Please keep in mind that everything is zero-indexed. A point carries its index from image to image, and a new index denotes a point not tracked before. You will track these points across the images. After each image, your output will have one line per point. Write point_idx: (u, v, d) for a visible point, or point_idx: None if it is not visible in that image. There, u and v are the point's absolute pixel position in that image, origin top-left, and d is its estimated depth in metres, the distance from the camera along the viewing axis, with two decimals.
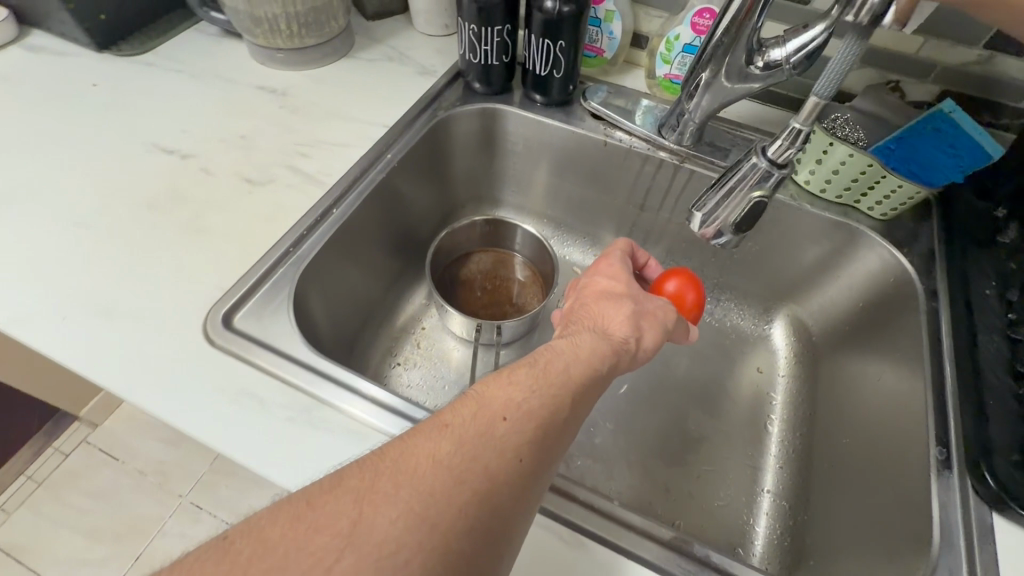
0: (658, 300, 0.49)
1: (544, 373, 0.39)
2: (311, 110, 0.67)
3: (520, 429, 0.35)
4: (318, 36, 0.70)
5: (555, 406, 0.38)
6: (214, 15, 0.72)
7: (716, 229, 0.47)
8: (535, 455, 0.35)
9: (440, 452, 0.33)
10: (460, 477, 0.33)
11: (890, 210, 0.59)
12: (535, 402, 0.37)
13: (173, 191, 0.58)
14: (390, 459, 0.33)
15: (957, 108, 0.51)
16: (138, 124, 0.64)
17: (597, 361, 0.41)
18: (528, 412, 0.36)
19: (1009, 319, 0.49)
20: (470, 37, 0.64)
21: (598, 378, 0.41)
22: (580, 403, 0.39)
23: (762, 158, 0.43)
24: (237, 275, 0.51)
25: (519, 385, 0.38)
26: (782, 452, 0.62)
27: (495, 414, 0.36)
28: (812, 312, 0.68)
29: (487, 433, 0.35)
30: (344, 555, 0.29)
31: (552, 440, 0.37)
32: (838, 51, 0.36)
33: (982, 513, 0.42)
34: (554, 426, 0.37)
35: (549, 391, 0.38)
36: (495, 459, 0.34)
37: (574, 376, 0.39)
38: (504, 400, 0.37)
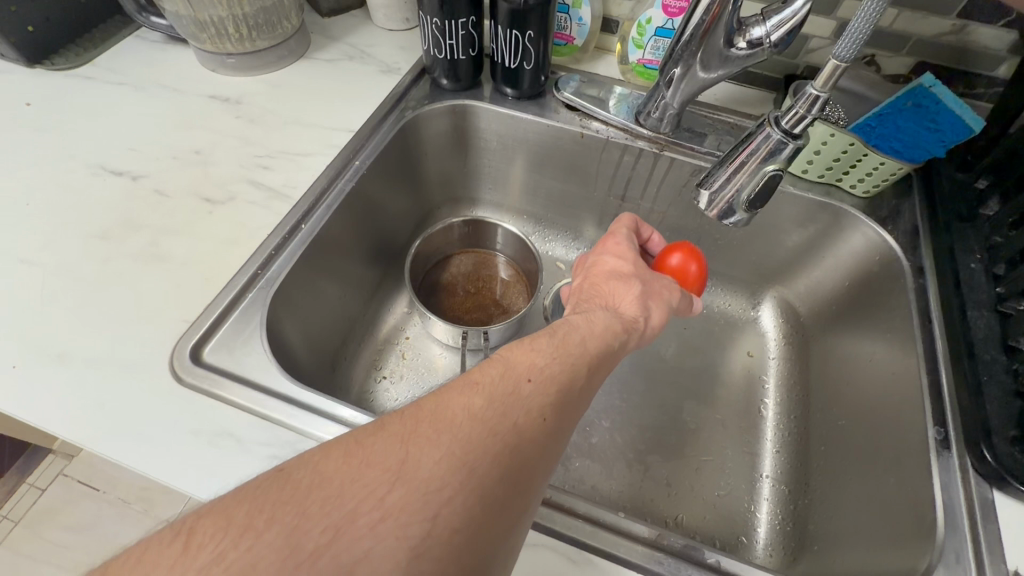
0: (666, 284, 0.46)
1: (566, 343, 0.37)
2: (269, 119, 0.63)
3: (546, 390, 0.34)
4: (271, 38, 0.65)
5: (578, 364, 0.36)
6: (155, 21, 0.67)
7: (726, 206, 0.46)
8: (560, 414, 0.34)
9: (475, 401, 0.32)
10: (491, 429, 0.31)
11: (872, 186, 0.58)
12: (558, 367, 0.35)
13: (126, 216, 0.54)
14: (426, 407, 0.32)
15: (937, 84, 0.48)
16: (82, 144, 0.59)
17: (614, 332, 0.39)
18: (553, 375, 0.34)
19: (998, 294, 0.49)
20: (434, 32, 0.61)
21: (615, 338, 0.39)
22: (602, 362, 0.38)
23: (776, 129, 0.41)
24: (204, 302, 0.48)
25: (544, 344, 0.36)
26: (778, 436, 0.62)
27: (520, 374, 0.34)
28: (799, 293, 0.68)
29: (513, 394, 0.32)
30: (396, 487, 0.28)
31: (576, 401, 0.35)
32: (862, 10, 0.32)
33: (983, 491, 0.41)
34: (578, 387, 0.35)
35: (570, 354, 0.36)
36: (525, 416, 0.32)
37: (592, 343, 0.38)
38: (529, 361, 0.35)
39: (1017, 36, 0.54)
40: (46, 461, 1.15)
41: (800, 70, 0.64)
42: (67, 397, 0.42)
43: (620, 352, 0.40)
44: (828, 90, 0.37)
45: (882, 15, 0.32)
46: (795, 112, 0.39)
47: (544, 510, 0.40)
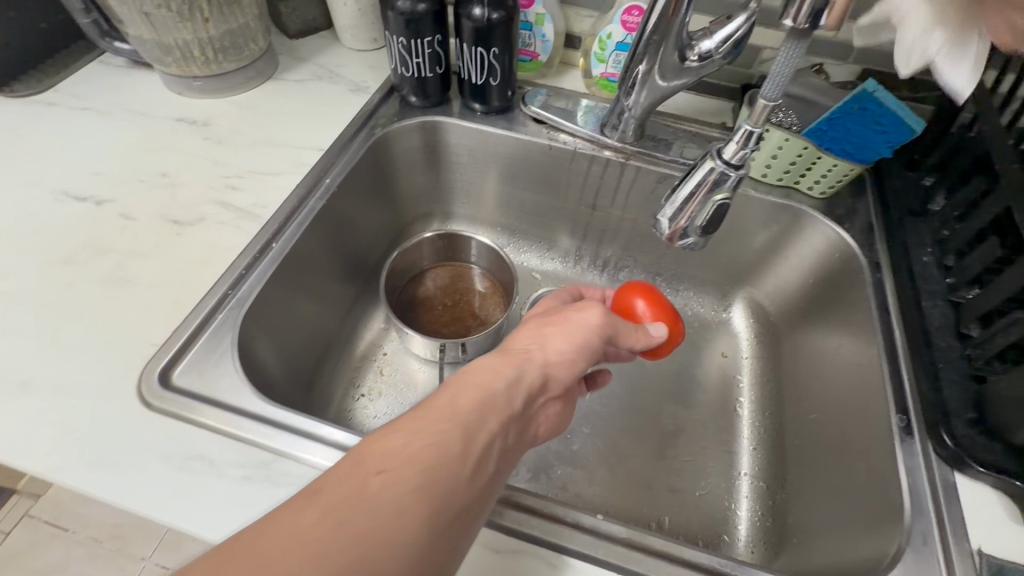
0: (576, 314, 0.44)
1: (434, 413, 0.34)
2: (239, 140, 0.63)
3: (402, 476, 0.30)
4: (238, 61, 0.66)
5: (444, 437, 0.33)
6: (120, 46, 0.67)
7: (682, 231, 0.44)
8: (426, 502, 0.30)
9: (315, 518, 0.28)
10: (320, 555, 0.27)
11: (828, 188, 0.61)
12: (418, 445, 0.32)
13: (91, 242, 0.53)
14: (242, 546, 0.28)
15: (879, 88, 0.52)
16: (45, 170, 0.58)
17: (499, 381, 0.37)
18: (409, 457, 0.31)
19: (948, 284, 0.52)
20: (400, 50, 0.62)
21: (498, 393, 0.37)
22: (482, 425, 0.35)
23: (718, 161, 0.41)
24: (171, 326, 0.47)
25: (401, 427, 0.33)
26: (754, 433, 0.63)
27: (370, 469, 0.30)
28: (767, 293, 0.70)
29: (355, 495, 0.29)
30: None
31: (451, 480, 0.32)
32: (780, 56, 0.33)
33: (945, 474, 0.43)
34: (448, 463, 0.32)
35: (437, 425, 0.33)
36: (375, 517, 0.28)
37: (470, 404, 0.35)
38: (384, 448, 0.32)
39: None
40: (10, 503, 1.10)
41: (755, 79, 0.67)
42: (30, 428, 0.41)
43: (516, 404, 0.37)
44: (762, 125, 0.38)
45: (803, 58, 0.33)
46: (735, 145, 0.39)
47: (522, 516, 0.40)
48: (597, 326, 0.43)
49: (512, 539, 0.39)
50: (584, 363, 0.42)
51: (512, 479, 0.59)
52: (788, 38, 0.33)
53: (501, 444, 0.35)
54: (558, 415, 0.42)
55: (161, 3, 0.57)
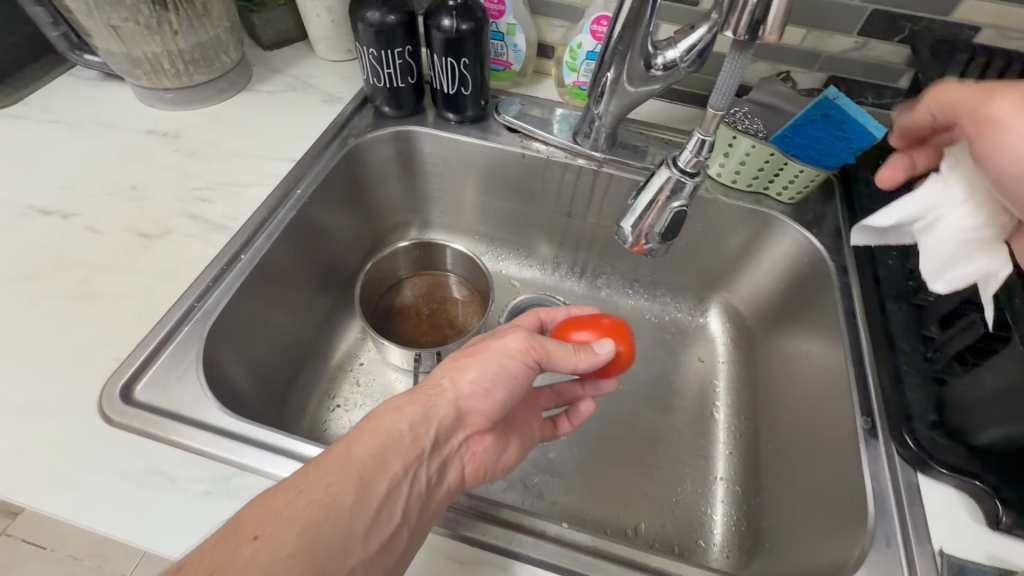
0: (496, 340, 0.42)
1: (327, 466, 0.34)
2: (209, 152, 0.63)
3: (279, 539, 0.30)
4: (209, 73, 0.66)
5: (332, 492, 0.32)
6: (90, 58, 0.66)
7: (644, 238, 0.45)
8: (305, 564, 0.30)
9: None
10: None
11: (796, 193, 0.62)
12: (301, 503, 0.31)
13: (55, 256, 0.52)
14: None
15: (840, 96, 0.52)
16: (11, 185, 0.58)
17: (404, 423, 0.37)
18: (291, 517, 0.31)
19: (912, 287, 0.53)
20: (371, 61, 0.62)
21: (399, 440, 0.36)
22: (378, 475, 0.34)
23: (673, 170, 0.41)
24: (135, 341, 0.47)
25: (288, 484, 0.33)
26: (729, 438, 0.63)
27: (247, 533, 0.30)
28: (742, 297, 0.70)
29: (225, 563, 0.29)
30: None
31: (336, 538, 0.31)
32: (726, 66, 0.35)
33: (908, 475, 0.43)
34: (334, 520, 0.32)
35: (326, 481, 0.33)
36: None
37: (366, 454, 0.35)
38: (262, 510, 0.31)
39: (910, 51, 0.59)
40: None
41: None
42: None
43: (422, 447, 0.37)
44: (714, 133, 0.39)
45: (747, 70, 0.34)
46: (689, 153, 0.40)
47: (486, 525, 0.40)
48: (521, 356, 0.41)
49: (476, 549, 0.39)
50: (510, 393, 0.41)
51: (488, 488, 0.59)
52: (731, 51, 0.34)
53: (404, 487, 0.35)
54: (483, 449, 0.41)
55: (129, 15, 0.57)
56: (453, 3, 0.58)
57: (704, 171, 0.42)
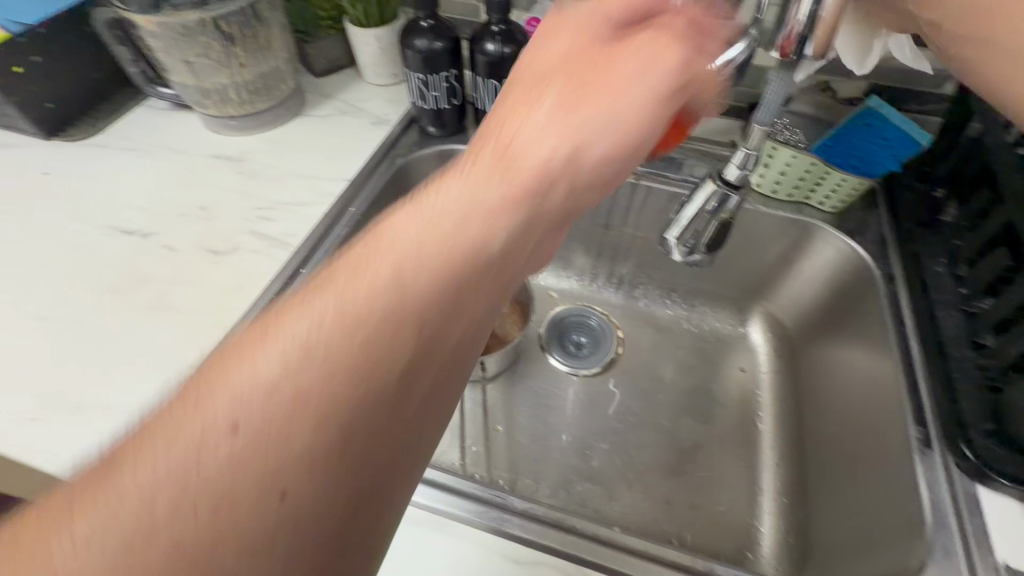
0: (625, 60, 0.32)
1: (338, 307, 0.25)
2: (269, 173, 0.67)
3: (270, 432, 0.22)
4: (268, 100, 0.70)
5: (351, 348, 0.24)
6: (163, 91, 0.72)
7: (688, 249, 0.47)
8: (332, 455, 0.23)
9: (132, 488, 0.21)
10: (137, 559, 0.20)
11: (839, 202, 0.62)
12: (314, 375, 0.23)
13: (136, 273, 0.58)
14: (37, 511, 0.22)
15: (882, 104, 0.55)
16: (95, 207, 0.64)
17: (457, 221, 0.28)
18: (298, 400, 0.23)
19: (962, 293, 0.52)
20: (418, 85, 0.66)
21: (441, 260, 0.27)
22: (432, 325, 0.26)
23: (718, 183, 0.43)
24: (210, 348, 0.51)
25: (274, 336, 0.24)
26: (774, 449, 0.62)
27: (233, 416, 0.22)
28: (783, 307, 0.70)
29: (202, 459, 0.22)
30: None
31: (360, 411, 0.24)
32: (772, 85, 0.39)
33: (966, 486, 0.43)
34: (369, 393, 0.24)
35: (340, 335, 0.24)
36: (227, 493, 0.22)
37: (397, 282, 0.26)
38: (240, 384, 0.23)
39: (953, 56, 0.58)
40: None
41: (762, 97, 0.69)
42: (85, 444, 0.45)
43: (485, 253, 0.28)
44: (758, 147, 0.42)
45: (791, 87, 0.39)
46: (735, 166, 0.42)
47: (541, 528, 0.42)
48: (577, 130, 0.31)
49: (530, 550, 0.41)
50: (568, 158, 0.30)
51: (532, 494, 0.60)
52: (776, 71, 0.38)
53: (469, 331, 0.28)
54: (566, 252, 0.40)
55: (201, 52, 0.63)
56: (497, 28, 0.61)
57: (747, 185, 0.44)
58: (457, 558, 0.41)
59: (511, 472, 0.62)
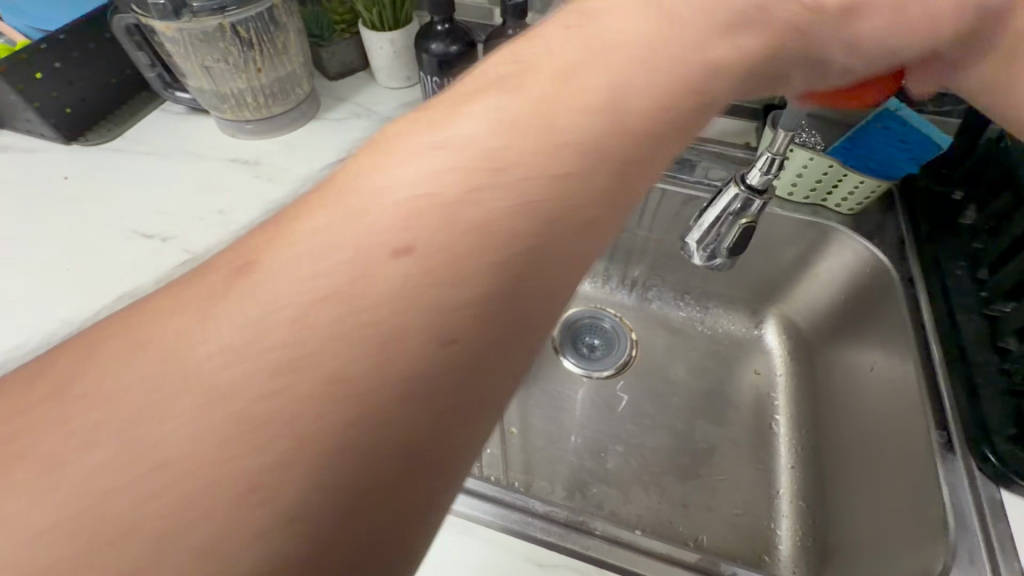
0: None
1: (507, 107, 0.23)
2: (285, 177, 0.68)
3: (436, 245, 0.21)
4: (284, 104, 0.71)
5: (533, 192, 0.22)
6: (180, 95, 0.73)
7: (713, 253, 0.50)
8: (508, 299, 0.22)
9: (283, 279, 0.20)
10: (286, 362, 0.19)
11: (856, 204, 0.62)
12: (497, 202, 0.22)
13: (159, 277, 0.58)
14: (143, 319, 0.21)
15: (903, 107, 0.53)
16: (116, 211, 0.64)
17: (633, 35, 0.25)
18: (479, 229, 0.22)
19: (982, 297, 0.52)
20: (433, 88, 0.66)
21: (603, 80, 0.24)
22: (609, 180, 0.24)
23: (742, 187, 0.46)
24: None
25: (449, 152, 0.22)
26: (791, 452, 0.62)
27: (406, 224, 0.21)
28: (798, 308, 0.70)
29: (376, 272, 0.21)
30: (50, 497, 0.18)
31: (531, 260, 0.22)
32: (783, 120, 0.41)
33: (989, 491, 0.43)
34: (543, 237, 0.23)
35: (506, 138, 0.23)
36: (392, 298, 0.20)
37: (570, 87, 0.23)
38: (399, 173, 0.22)
39: None
40: None
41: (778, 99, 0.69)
42: None
43: (656, 82, 0.24)
44: (782, 152, 0.44)
45: (798, 126, 0.40)
46: (758, 171, 0.45)
47: (560, 530, 0.42)
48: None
49: (552, 553, 0.41)
50: (725, 59, 0.26)
51: (547, 496, 0.60)
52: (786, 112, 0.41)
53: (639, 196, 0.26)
54: None
55: (220, 57, 0.64)
56: (513, 32, 0.61)
57: (771, 190, 0.47)
58: (477, 561, 0.41)
59: (526, 474, 0.62)
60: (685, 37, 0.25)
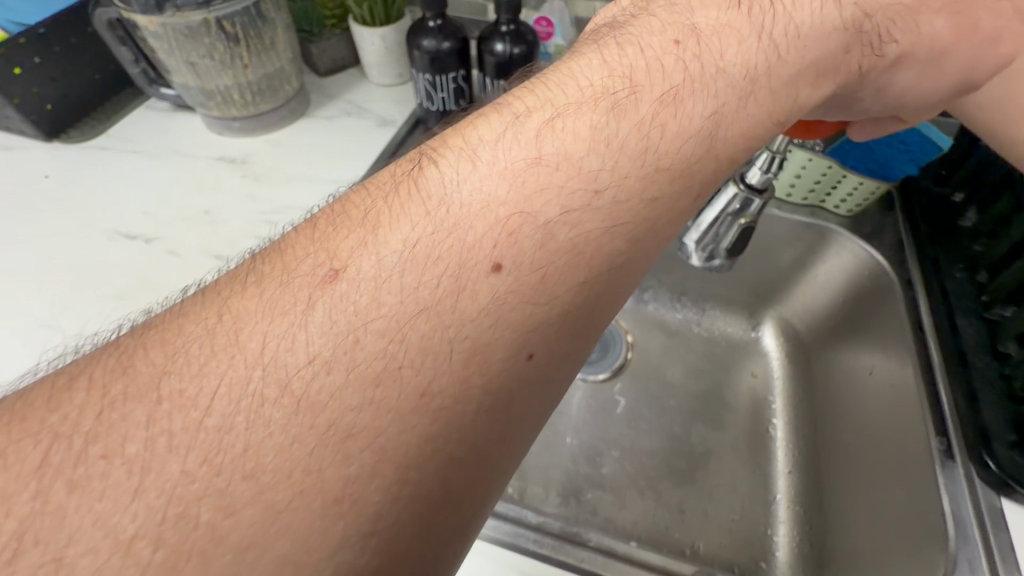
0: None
1: (604, 127, 0.28)
2: (275, 175, 0.66)
3: (524, 268, 0.26)
4: (273, 101, 0.69)
5: (599, 229, 0.27)
6: (165, 92, 0.71)
7: (711, 254, 0.49)
8: (573, 320, 0.27)
9: (381, 282, 0.24)
10: (378, 376, 0.23)
11: (855, 206, 0.61)
12: (572, 236, 0.26)
13: (141, 279, 0.57)
14: (234, 315, 0.24)
15: None
16: (98, 211, 0.63)
17: (723, 78, 0.29)
18: (554, 259, 0.26)
19: (982, 301, 0.51)
20: (425, 86, 0.65)
21: (650, 134, 0.28)
22: (657, 223, 0.28)
23: (741, 186, 0.45)
24: None
25: (531, 191, 0.26)
26: (788, 456, 0.62)
27: (493, 255, 0.25)
28: (797, 311, 0.69)
29: (467, 295, 0.25)
30: (134, 502, 0.20)
31: (591, 287, 0.27)
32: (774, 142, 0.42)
33: (990, 499, 0.42)
34: (605, 269, 0.27)
35: (598, 164, 0.27)
36: (478, 316, 0.25)
37: (657, 123, 0.28)
38: (498, 189, 0.26)
39: None
40: None
41: None
42: None
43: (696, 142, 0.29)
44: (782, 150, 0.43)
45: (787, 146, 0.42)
46: (757, 170, 0.44)
47: (553, 542, 0.41)
48: (842, 15, 0.32)
49: (546, 565, 0.40)
50: (782, 107, 0.31)
51: (541, 504, 0.59)
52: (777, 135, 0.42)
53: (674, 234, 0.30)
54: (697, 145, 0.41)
55: (205, 53, 0.63)
56: (506, 28, 0.60)
57: (770, 190, 0.46)
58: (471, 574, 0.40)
59: (520, 480, 0.61)
60: (759, 98, 0.30)
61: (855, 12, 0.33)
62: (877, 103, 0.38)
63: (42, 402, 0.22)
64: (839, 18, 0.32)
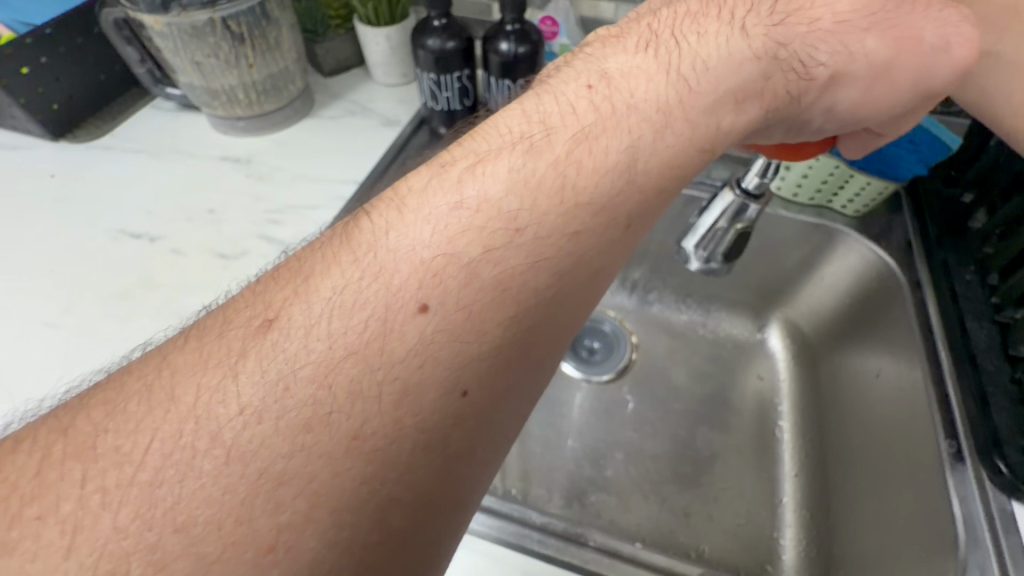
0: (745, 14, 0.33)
1: (521, 169, 0.28)
2: (279, 176, 0.66)
3: (450, 307, 0.25)
4: (277, 102, 0.69)
5: (526, 262, 0.27)
6: (170, 91, 0.71)
7: (708, 260, 0.49)
8: (510, 354, 0.27)
9: (310, 330, 0.25)
10: (307, 423, 0.23)
11: (863, 206, 0.61)
12: (505, 269, 0.26)
13: (143, 278, 0.57)
14: (173, 370, 0.24)
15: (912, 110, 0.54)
16: (103, 210, 0.63)
17: (633, 117, 0.30)
18: (490, 288, 0.26)
19: (993, 303, 0.51)
20: (430, 85, 0.65)
21: (565, 168, 0.28)
22: (595, 256, 0.28)
23: (737, 192, 0.45)
24: None
25: (455, 231, 0.26)
26: (795, 459, 0.61)
27: (418, 297, 0.25)
28: (804, 313, 0.68)
29: (387, 338, 0.25)
30: (66, 560, 0.20)
31: (530, 316, 0.27)
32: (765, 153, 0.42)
33: (1000, 503, 0.41)
34: (540, 302, 0.27)
35: (516, 204, 0.27)
36: (407, 356, 0.24)
37: (573, 160, 0.28)
38: (423, 234, 0.26)
39: None
40: None
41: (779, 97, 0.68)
42: None
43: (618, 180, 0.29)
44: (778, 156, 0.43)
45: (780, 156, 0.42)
46: (755, 176, 0.44)
47: (557, 543, 0.41)
48: (751, 45, 0.32)
49: (552, 567, 0.40)
50: (704, 134, 0.31)
51: (546, 505, 0.59)
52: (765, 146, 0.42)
53: (615, 265, 0.30)
54: None
55: (211, 52, 0.63)
56: (511, 27, 0.59)
57: (767, 196, 0.45)
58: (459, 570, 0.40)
59: (523, 482, 0.61)
60: (675, 129, 0.30)
61: (765, 43, 0.32)
62: (828, 123, 0.37)
63: (6, 452, 0.22)
64: (748, 50, 0.32)
